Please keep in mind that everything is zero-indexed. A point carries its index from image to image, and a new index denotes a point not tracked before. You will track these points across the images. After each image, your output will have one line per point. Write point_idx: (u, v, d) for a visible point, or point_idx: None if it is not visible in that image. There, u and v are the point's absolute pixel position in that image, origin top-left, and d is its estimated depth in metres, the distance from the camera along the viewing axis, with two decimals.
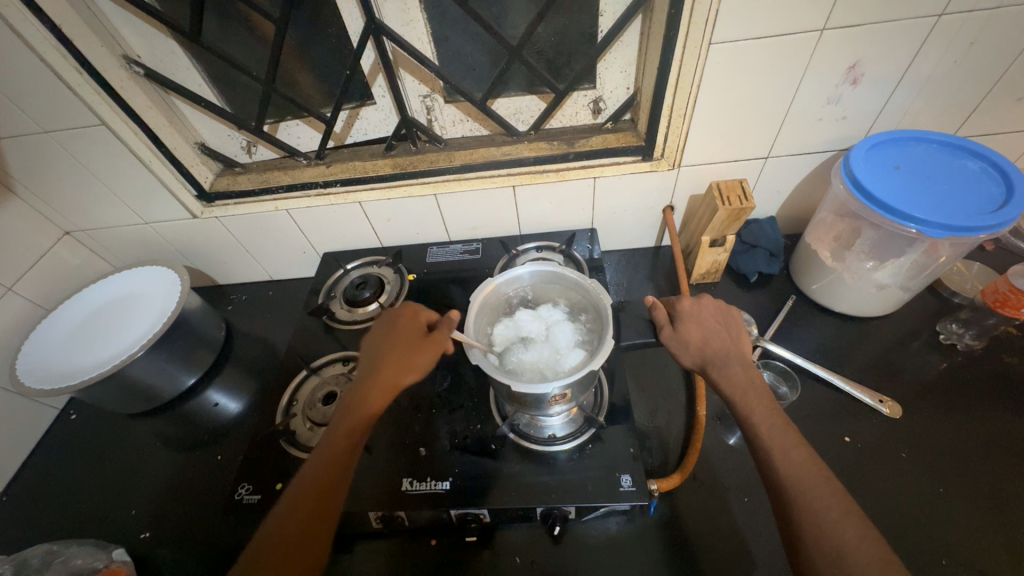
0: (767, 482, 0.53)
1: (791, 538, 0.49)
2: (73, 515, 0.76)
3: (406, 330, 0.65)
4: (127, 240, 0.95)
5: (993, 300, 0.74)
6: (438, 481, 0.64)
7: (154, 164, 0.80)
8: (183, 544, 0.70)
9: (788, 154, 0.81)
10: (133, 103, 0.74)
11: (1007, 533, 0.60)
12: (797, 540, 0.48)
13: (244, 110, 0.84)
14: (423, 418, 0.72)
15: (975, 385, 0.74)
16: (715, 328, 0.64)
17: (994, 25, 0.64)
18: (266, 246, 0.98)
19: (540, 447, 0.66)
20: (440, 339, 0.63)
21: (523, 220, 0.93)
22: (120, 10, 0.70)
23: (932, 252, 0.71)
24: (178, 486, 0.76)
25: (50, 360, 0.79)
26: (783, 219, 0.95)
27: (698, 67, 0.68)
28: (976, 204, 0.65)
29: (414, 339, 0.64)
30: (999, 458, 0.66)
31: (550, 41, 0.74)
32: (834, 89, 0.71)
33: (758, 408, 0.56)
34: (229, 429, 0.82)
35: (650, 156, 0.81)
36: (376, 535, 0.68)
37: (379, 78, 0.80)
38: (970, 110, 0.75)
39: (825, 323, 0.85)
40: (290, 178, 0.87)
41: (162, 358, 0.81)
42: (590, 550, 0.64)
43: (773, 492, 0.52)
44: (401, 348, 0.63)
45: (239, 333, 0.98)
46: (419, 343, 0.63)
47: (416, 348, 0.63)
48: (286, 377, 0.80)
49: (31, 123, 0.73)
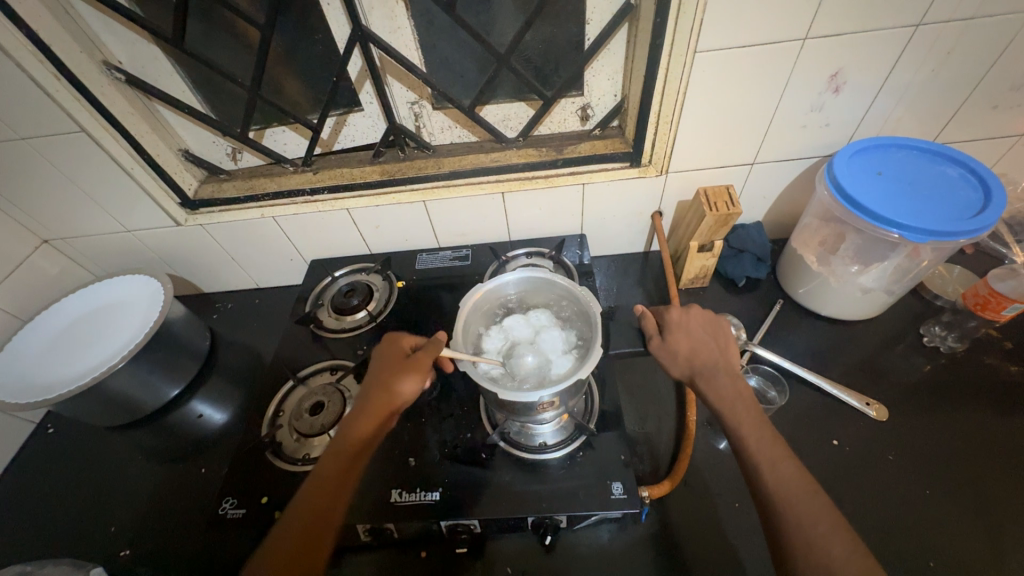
0: (756, 496, 0.53)
1: (781, 554, 0.49)
2: (49, 533, 0.73)
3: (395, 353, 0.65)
4: (108, 248, 0.93)
5: (975, 303, 0.76)
6: (426, 492, 0.63)
7: (135, 171, 0.79)
8: (165, 560, 0.68)
9: (773, 160, 0.82)
10: (114, 110, 0.73)
11: (991, 533, 0.61)
12: (786, 556, 0.48)
13: (229, 117, 0.83)
14: (412, 427, 0.71)
15: (957, 386, 0.75)
16: (704, 338, 0.65)
17: (969, 35, 0.65)
18: (251, 254, 0.96)
19: (530, 455, 0.66)
20: (427, 359, 0.63)
21: (513, 226, 0.93)
22: (100, 16, 0.69)
23: (913, 257, 0.72)
24: (160, 500, 0.74)
25: (27, 374, 0.77)
26: (770, 223, 0.95)
27: (684, 75, 0.69)
28: (954, 211, 0.66)
29: (401, 362, 0.64)
30: (982, 459, 0.67)
31: (538, 49, 0.74)
32: (817, 97, 0.72)
33: (746, 420, 0.57)
34: (214, 441, 0.80)
35: (638, 162, 0.82)
36: (365, 548, 0.66)
37: (367, 85, 0.79)
38: (949, 118, 0.77)
39: (812, 326, 0.86)
40: (276, 184, 0.86)
41: (143, 369, 0.79)
42: (581, 559, 0.63)
43: (763, 507, 0.52)
44: (389, 372, 0.63)
45: (224, 342, 0.96)
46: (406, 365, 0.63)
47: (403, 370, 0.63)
48: (271, 387, 0.78)
49: (6, 130, 0.71)
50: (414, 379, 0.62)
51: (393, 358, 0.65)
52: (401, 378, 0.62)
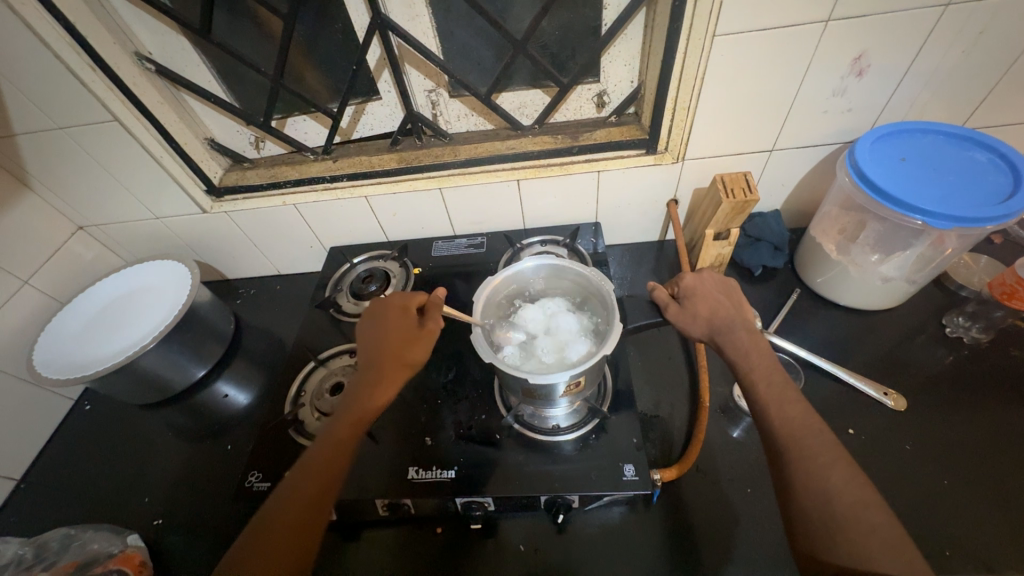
0: (762, 436, 0.53)
1: (781, 484, 0.50)
2: (87, 502, 0.78)
3: (401, 317, 0.66)
4: (139, 234, 0.97)
5: (1000, 292, 0.74)
6: (443, 470, 0.65)
7: (164, 160, 0.82)
8: (194, 530, 0.72)
9: (793, 147, 0.81)
10: (145, 100, 0.76)
11: (1013, 524, 0.60)
12: (786, 484, 0.49)
13: (253, 107, 0.85)
14: (429, 408, 0.73)
15: (981, 378, 0.73)
16: (719, 298, 0.65)
17: (1001, 15, 0.63)
18: (273, 240, 0.99)
19: (544, 437, 0.67)
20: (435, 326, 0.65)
21: (528, 214, 0.94)
22: (131, 9, 0.72)
23: (938, 245, 0.70)
24: (190, 474, 0.78)
25: (67, 353, 0.81)
26: (788, 212, 0.94)
27: (702, 59, 0.68)
28: (982, 196, 0.65)
29: (409, 324, 0.65)
30: (1005, 450, 0.66)
31: (554, 35, 0.75)
32: (840, 80, 0.71)
33: (759, 368, 0.57)
34: (238, 421, 0.83)
35: (654, 149, 0.81)
36: (384, 524, 0.69)
37: (385, 73, 0.80)
38: (978, 102, 0.75)
39: (829, 316, 0.85)
40: (298, 172, 0.88)
41: (172, 349, 0.83)
42: (593, 539, 0.64)
43: (768, 444, 0.52)
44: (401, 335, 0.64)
45: (248, 327, 1.00)
46: (416, 330, 0.64)
47: (412, 335, 0.64)
48: (293, 369, 0.81)
49: (46, 120, 0.74)
50: (422, 345, 0.64)
51: (397, 321, 0.65)
52: (411, 343, 0.63)
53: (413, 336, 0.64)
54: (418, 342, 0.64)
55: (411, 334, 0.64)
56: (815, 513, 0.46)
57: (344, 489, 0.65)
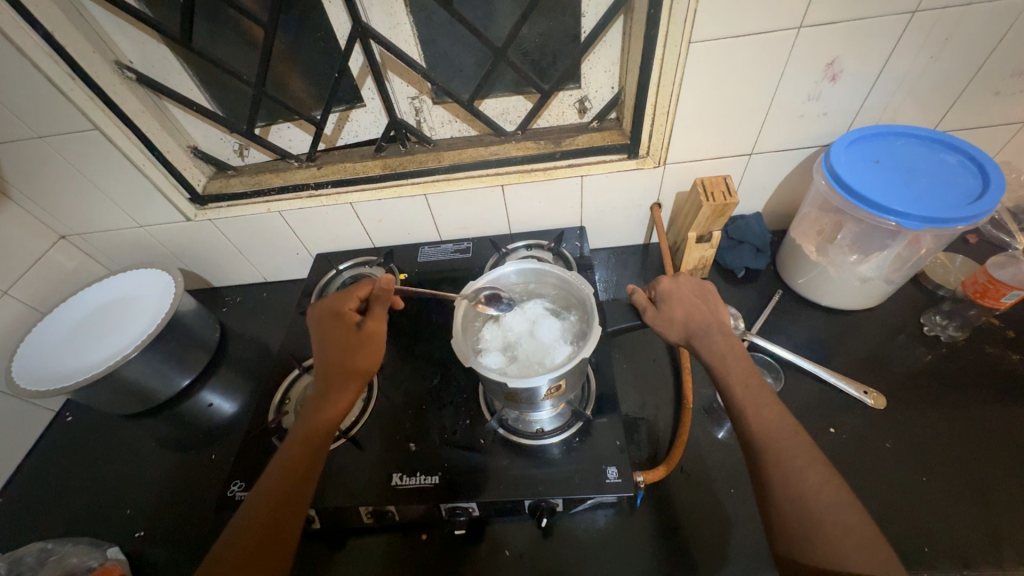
0: (741, 437, 0.54)
1: (760, 486, 0.50)
2: (67, 515, 0.77)
3: (340, 322, 0.64)
4: (122, 243, 0.96)
5: (974, 291, 0.77)
6: (427, 475, 0.65)
7: (146, 167, 0.81)
8: (176, 542, 0.71)
9: (771, 151, 0.82)
10: (127, 109, 0.76)
11: (990, 519, 0.61)
12: (764, 487, 0.49)
13: (236, 115, 0.86)
14: (414, 414, 0.73)
15: (958, 375, 0.75)
16: (695, 302, 0.66)
17: (966, 22, 0.65)
18: (259, 248, 0.99)
19: (528, 441, 0.67)
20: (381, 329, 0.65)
21: (513, 219, 0.94)
22: (112, 18, 0.72)
23: (913, 245, 0.72)
24: (174, 485, 0.77)
25: (47, 363, 0.80)
26: (769, 214, 0.96)
27: (679, 65, 0.69)
28: (952, 197, 0.66)
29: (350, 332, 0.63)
30: (981, 446, 0.67)
31: (535, 42, 0.75)
32: (814, 85, 0.72)
33: (736, 370, 0.58)
34: (222, 430, 0.83)
35: (635, 154, 0.82)
36: (369, 532, 0.68)
37: (368, 80, 0.81)
38: (948, 106, 0.77)
39: (811, 317, 0.86)
40: (282, 179, 0.88)
41: (156, 358, 0.82)
42: (578, 543, 0.64)
43: (746, 446, 0.53)
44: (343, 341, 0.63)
45: (233, 335, 0.99)
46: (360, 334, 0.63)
47: (356, 342, 0.63)
48: (277, 377, 0.81)
49: (25, 129, 0.74)
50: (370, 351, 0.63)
51: (334, 323, 0.64)
52: (355, 350, 0.62)
53: (354, 339, 0.63)
54: (361, 345, 0.63)
55: (353, 337, 0.63)
56: (793, 516, 0.46)
57: (328, 496, 0.64)
